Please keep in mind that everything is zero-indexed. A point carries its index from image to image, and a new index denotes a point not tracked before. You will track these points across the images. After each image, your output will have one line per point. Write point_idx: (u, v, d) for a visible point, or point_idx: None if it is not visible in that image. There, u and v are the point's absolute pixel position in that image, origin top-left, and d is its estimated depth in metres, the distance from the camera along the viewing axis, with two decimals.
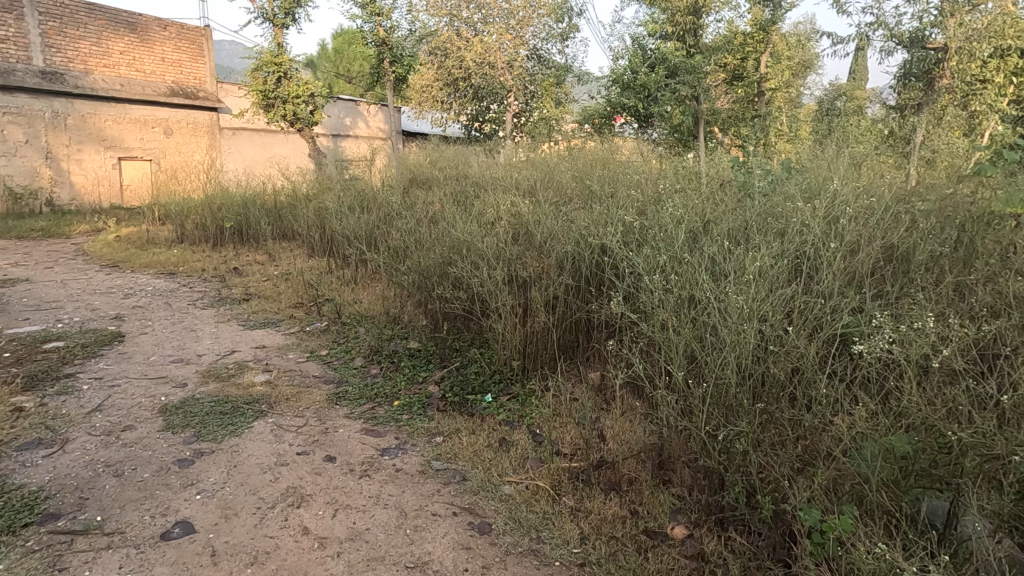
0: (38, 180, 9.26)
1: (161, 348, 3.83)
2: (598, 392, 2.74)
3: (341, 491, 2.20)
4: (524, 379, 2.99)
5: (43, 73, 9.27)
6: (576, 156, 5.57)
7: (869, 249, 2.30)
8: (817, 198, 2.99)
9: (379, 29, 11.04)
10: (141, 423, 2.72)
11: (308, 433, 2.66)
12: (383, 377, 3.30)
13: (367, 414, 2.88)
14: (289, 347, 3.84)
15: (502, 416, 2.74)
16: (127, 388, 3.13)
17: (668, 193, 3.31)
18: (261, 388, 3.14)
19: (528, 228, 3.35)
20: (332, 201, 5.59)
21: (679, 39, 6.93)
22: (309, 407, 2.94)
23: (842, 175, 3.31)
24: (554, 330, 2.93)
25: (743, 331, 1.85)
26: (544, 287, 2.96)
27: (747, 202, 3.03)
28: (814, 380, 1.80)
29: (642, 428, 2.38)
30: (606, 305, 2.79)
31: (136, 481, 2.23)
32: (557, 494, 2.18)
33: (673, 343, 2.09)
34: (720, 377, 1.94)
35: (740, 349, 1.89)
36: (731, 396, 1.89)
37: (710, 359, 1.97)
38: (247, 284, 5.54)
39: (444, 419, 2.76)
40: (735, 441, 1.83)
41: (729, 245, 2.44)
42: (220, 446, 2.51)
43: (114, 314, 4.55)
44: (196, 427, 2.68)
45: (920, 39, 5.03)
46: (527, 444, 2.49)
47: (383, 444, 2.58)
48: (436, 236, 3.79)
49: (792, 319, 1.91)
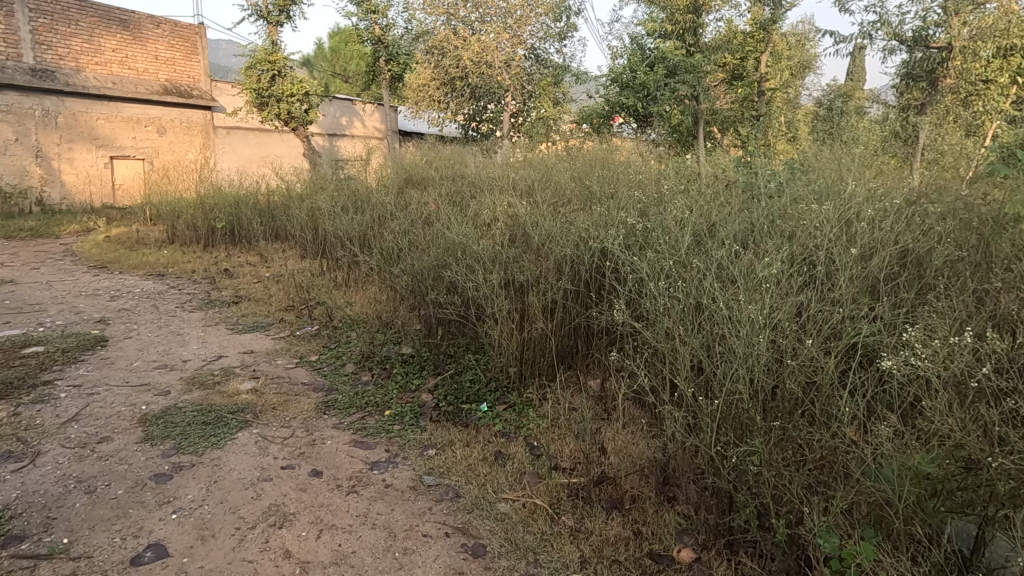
0: (28, 179, 9.10)
1: (145, 353, 3.70)
2: (599, 401, 2.62)
3: (328, 510, 2.08)
4: (521, 388, 2.87)
5: (34, 71, 9.12)
6: (574, 156, 5.46)
7: (884, 253, 2.18)
8: (825, 199, 2.90)
9: (375, 27, 10.90)
10: (118, 434, 2.58)
11: (294, 445, 2.54)
12: (374, 384, 3.17)
13: (357, 424, 2.75)
14: (278, 352, 3.71)
15: (498, 426, 2.62)
16: (107, 396, 2.99)
17: (671, 194, 3.22)
18: (247, 396, 3.02)
19: (526, 229, 3.23)
20: (325, 201, 5.47)
21: (679, 38, 6.80)
22: (296, 417, 2.81)
23: (851, 177, 3.19)
24: (553, 337, 2.80)
25: (758, 343, 1.72)
26: (543, 292, 2.84)
27: (754, 204, 2.92)
28: (835, 394, 1.67)
29: (645, 441, 2.27)
30: (606, 310, 2.67)
31: (108, 499, 2.10)
32: (555, 513, 2.06)
33: (679, 353, 1.97)
34: (731, 390, 1.82)
35: (752, 360, 1.76)
36: (744, 410, 1.77)
37: (720, 370, 1.84)
38: (238, 285, 5.41)
39: (437, 430, 2.63)
40: (746, 459, 1.70)
41: (739, 249, 2.31)
42: (201, 460, 2.38)
43: (99, 317, 4.41)
44: (176, 438, 2.55)
45: (923, 38, 4.83)
46: (524, 458, 2.36)
47: (372, 457, 2.46)
48: (431, 238, 3.67)
49: (810, 329, 1.78)
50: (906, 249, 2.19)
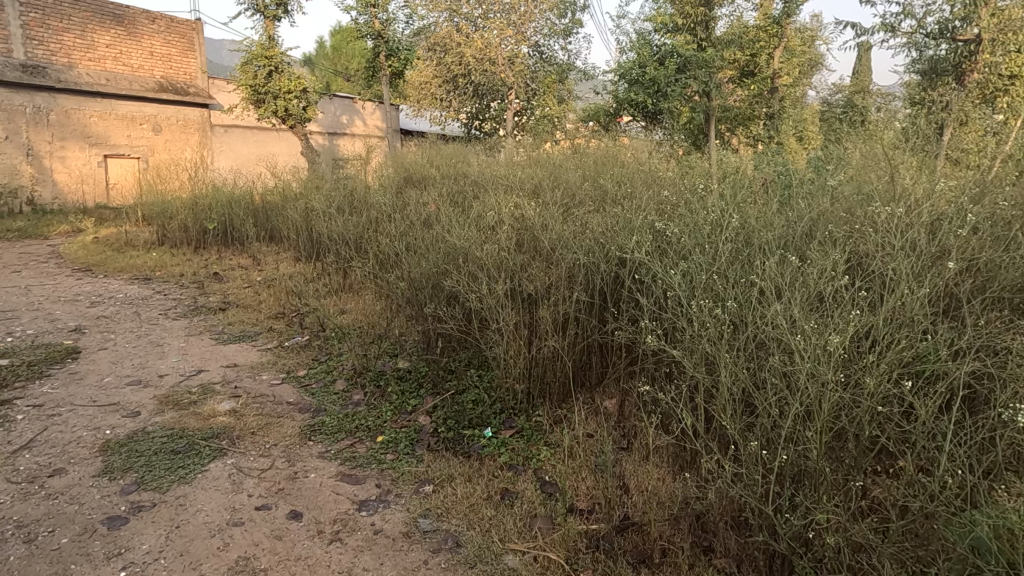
0: (20, 179, 8.81)
1: (119, 367, 3.39)
2: (618, 427, 2.35)
3: (305, 565, 1.78)
4: (530, 411, 2.58)
5: (24, 67, 8.81)
6: (582, 155, 5.17)
7: (967, 262, 1.82)
8: (870, 198, 2.59)
9: (375, 21, 10.48)
10: (74, 466, 2.28)
11: (272, 480, 2.23)
12: (366, 405, 2.85)
13: (345, 453, 2.44)
14: (264, 366, 3.41)
15: (504, 458, 2.31)
16: (68, 419, 2.69)
17: (696, 195, 2.90)
18: (224, 419, 2.71)
19: (534, 231, 2.90)
20: (320, 201, 5.19)
21: (690, 32, 6.42)
22: (277, 444, 2.51)
23: (894, 171, 2.87)
24: (566, 355, 2.49)
25: (827, 379, 1.39)
26: (554, 303, 2.53)
27: (793, 207, 2.60)
28: (927, 444, 1.34)
29: (676, 480, 1.97)
30: (627, 326, 2.36)
31: (49, 550, 1.80)
32: (572, 570, 1.73)
33: (720, 384, 1.66)
34: (791, 431, 1.49)
35: (819, 400, 1.43)
36: (807, 459, 1.44)
37: (777, 408, 1.52)
38: (226, 290, 5.11)
39: (435, 462, 2.32)
40: (812, 522, 1.38)
41: (785, 258, 1.99)
42: (164, 498, 2.08)
43: (74, 326, 4.10)
44: (138, 471, 2.25)
45: (949, 30, 4.40)
46: (535, 497, 2.06)
47: (361, 495, 2.15)
48: (430, 241, 3.36)
49: (888, 361, 1.44)
50: (980, 258, 1.86)
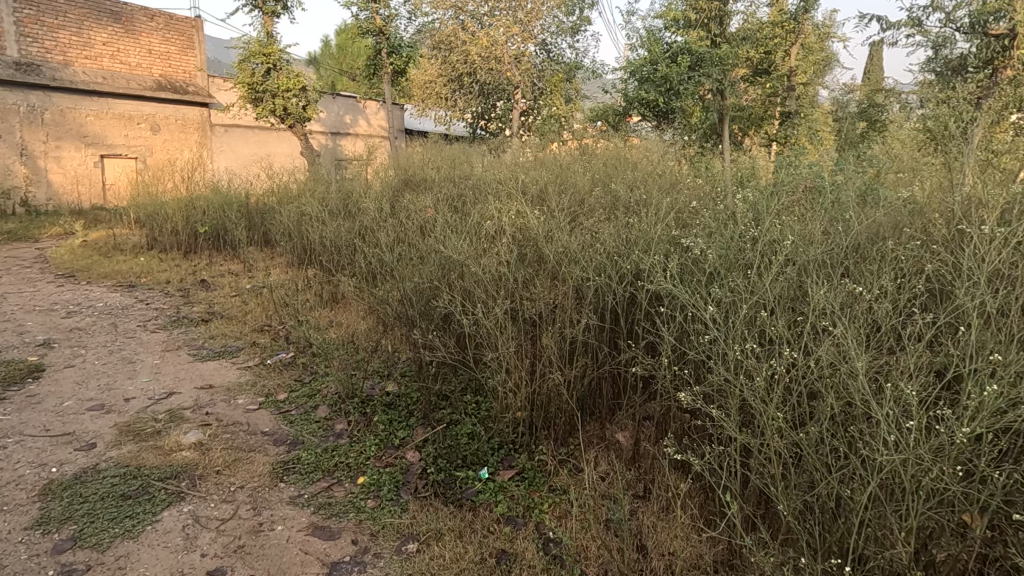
0: (13, 179, 8.54)
1: (83, 389, 3.09)
2: (633, 468, 2.04)
3: None
4: (532, 447, 2.26)
5: (17, 64, 8.54)
6: (591, 156, 4.87)
7: None
8: (918, 207, 2.28)
9: (376, 18, 10.13)
10: (5, 515, 1.98)
11: (232, 534, 1.92)
12: (349, 439, 2.53)
13: (320, 498, 2.13)
14: (241, 387, 3.11)
15: (501, 508, 1.99)
16: (13, 453, 2.39)
17: (720, 202, 2.59)
18: (187, 455, 2.39)
19: (537, 243, 2.59)
20: (312, 205, 4.92)
21: (703, 29, 5.94)
22: (244, 486, 2.20)
23: (937, 177, 2.56)
24: (572, 387, 2.18)
25: (924, 458, 1.08)
26: (560, 329, 2.20)
27: (832, 215, 2.29)
28: None
29: (707, 546, 1.65)
30: (644, 356, 2.05)
31: None
32: None
33: (768, 445, 1.36)
34: (870, 514, 1.18)
35: (908, 478, 1.13)
36: (890, 554, 1.14)
37: (847, 485, 1.21)
38: (212, 299, 4.83)
39: (421, 513, 2.00)
40: None
41: (837, 282, 1.67)
42: (101, 561, 1.78)
43: (42, 340, 3.81)
44: (78, 522, 1.94)
45: (982, 23, 3.97)
46: (536, 560, 1.73)
47: (333, 555, 1.84)
48: (424, 250, 3.04)
49: (996, 429, 1.13)
50: None
